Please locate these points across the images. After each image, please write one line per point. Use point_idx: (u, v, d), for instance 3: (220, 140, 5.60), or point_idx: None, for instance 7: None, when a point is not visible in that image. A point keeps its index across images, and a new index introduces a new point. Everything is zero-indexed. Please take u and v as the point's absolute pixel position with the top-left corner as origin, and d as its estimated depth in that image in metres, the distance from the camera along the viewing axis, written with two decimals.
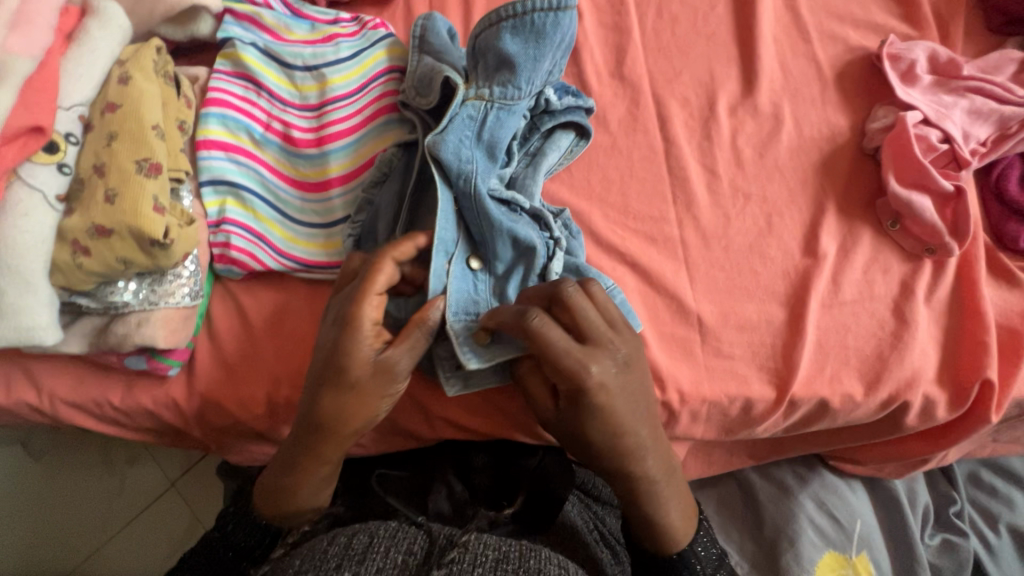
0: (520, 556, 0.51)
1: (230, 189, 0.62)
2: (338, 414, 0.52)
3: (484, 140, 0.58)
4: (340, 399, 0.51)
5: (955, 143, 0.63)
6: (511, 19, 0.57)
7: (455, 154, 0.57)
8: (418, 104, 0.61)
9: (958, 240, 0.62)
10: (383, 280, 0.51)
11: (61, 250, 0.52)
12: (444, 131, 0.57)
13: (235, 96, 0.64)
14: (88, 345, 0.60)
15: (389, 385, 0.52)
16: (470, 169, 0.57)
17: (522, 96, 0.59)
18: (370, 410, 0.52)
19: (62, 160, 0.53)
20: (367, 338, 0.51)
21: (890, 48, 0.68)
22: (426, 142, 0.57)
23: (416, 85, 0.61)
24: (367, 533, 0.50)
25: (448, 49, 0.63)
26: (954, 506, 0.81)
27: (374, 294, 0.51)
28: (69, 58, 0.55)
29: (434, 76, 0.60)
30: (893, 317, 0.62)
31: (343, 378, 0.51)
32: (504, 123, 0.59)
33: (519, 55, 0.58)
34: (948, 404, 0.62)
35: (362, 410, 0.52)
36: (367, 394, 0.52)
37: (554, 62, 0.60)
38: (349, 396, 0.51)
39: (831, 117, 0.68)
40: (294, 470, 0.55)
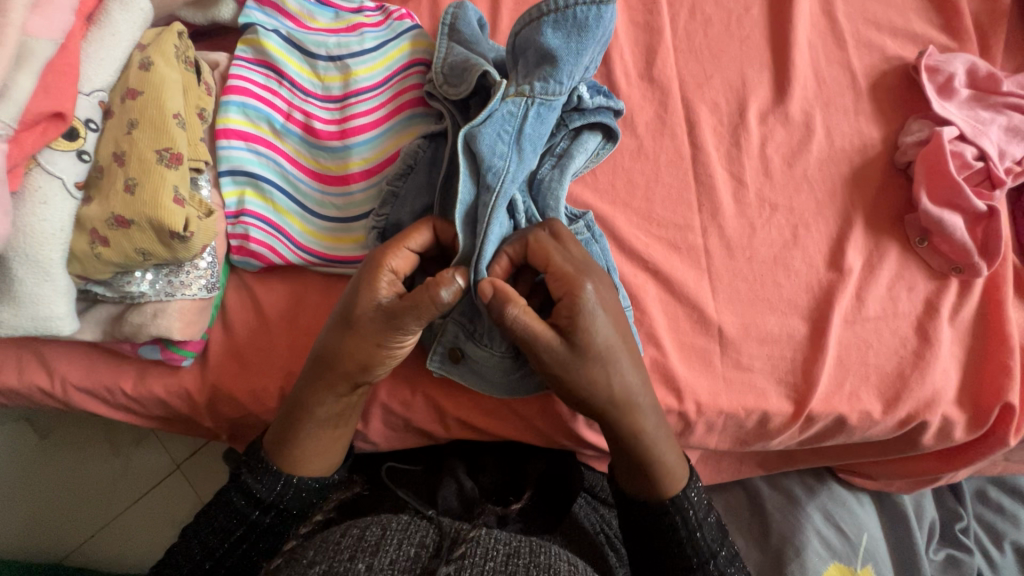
0: (531, 551, 0.51)
1: (250, 180, 0.61)
2: (336, 349, 0.53)
3: (523, 136, 0.56)
4: (344, 337, 0.53)
5: (990, 161, 0.61)
6: (553, 14, 0.56)
7: (490, 149, 0.55)
8: (447, 93, 0.59)
9: (987, 260, 0.61)
10: (417, 241, 0.55)
11: (79, 239, 0.51)
12: (482, 123, 0.55)
13: (256, 85, 0.63)
14: (103, 333, 0.59)
15: (388, 333, 0.52)
16: (502, 165, 0.55)
17: (562, 92, 0.57)
18: (364, 354, 0.53)
19: (81, 147, 0.52)
20: (381, 284, 0.53)
21: (928, 59, 0.66)
22: (463, 133, 0.54)
23: (445, 73, 0.59)
24: (381, 524, 0.50)
25: (478, 40, 0.62)
26: (960, 522, 0.81)
27: (403, 247, 0.54)
28: (90, 42, 0.53)
29: (468, 67, 0.58)
30: (916, 335, 0.62)
31: (350, 318, 0.53)
32: (545, 119, 0.57)
33: (562, 50, 0.56)
34: (966, 425, 0.62)
35: (357, 350, 0.53)
36: (365, 337, 0.52)
37: (593, 58, 0.59)
38: (350, 333, 0.53)
39: (863, 129, 0.67)
40: (298, 408, 0.55)
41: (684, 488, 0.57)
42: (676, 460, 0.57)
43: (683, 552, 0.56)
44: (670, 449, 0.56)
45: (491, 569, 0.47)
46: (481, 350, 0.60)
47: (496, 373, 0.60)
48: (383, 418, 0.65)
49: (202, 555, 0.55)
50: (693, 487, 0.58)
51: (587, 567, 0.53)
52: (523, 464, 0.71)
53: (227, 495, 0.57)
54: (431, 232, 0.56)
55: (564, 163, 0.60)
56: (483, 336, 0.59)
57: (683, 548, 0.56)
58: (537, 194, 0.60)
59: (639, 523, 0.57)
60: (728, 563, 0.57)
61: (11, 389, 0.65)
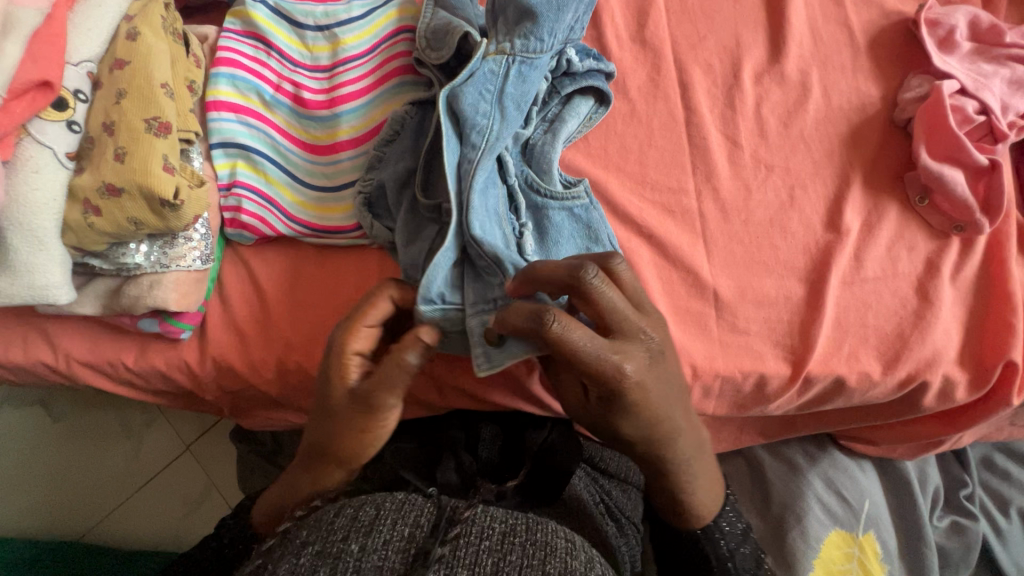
0: (527, 529, 0.48)
1: (241, 152, 0.62)
2: (325, 441, 0.51)
3: (506, 94, 0.56)
4: (324, 428, 0.51)
5: (992, 114, 0.60)
6: None
7: (473, 107, 0.55)
8: (430, 58, 0.59)
9: (990, 217, 0.60)
10: (375, 311, 0.51)
11: (72, 210, 0.52)
12: (463, 83, 0.56)
13: (245, 56, 0.62)
14: (102, 307, 0.60)
15: (369, 417, 0.49)
16: (485, 122, 0.55)
17: (542, 52, 0.57)
18: (352, 442, 0.50)
19: (71, 117, 0.53)
20: (349, 368, 0.50)
21: (928, 13, 0.65)
22: (444, 93, 0.55)
23: (428, 37, 0.59)
24: (377, 503, 0.47)
25: (464, 5, 0.61)
26: (965, 489, 0.80)
27: (361, 323, 0.50)
28: (77, 12, 0.54)
29: (450, 31, 0.58)
30: (916, 295, 0.61)
31: (330, 411, 0.50)
32: (526, 77, 0.57)
33: (541, 6, 0.57)
34: (968, 386, 0.61)
35: (344, 440, 0.50)
36: (348, 425, 0.50)
37: (577, 16, 0.59)
38: (333, 423, 0.50)
39: (861, 86, 0.65)
40: (293, 481, 0.56)
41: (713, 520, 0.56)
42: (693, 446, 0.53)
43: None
44: (701, 463, 0.54)
45: (487, 548, 0.45)
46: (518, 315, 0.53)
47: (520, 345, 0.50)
48: None
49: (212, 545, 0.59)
50: (726, 516, 0.58)
51: (584, 541, 0.51)
52: (522, 436, 0.71)
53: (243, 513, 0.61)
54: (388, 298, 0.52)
55: (552, 126, 0.60)
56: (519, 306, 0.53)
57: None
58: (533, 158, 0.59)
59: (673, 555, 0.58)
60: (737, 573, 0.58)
61: (17, 365, 0.66)
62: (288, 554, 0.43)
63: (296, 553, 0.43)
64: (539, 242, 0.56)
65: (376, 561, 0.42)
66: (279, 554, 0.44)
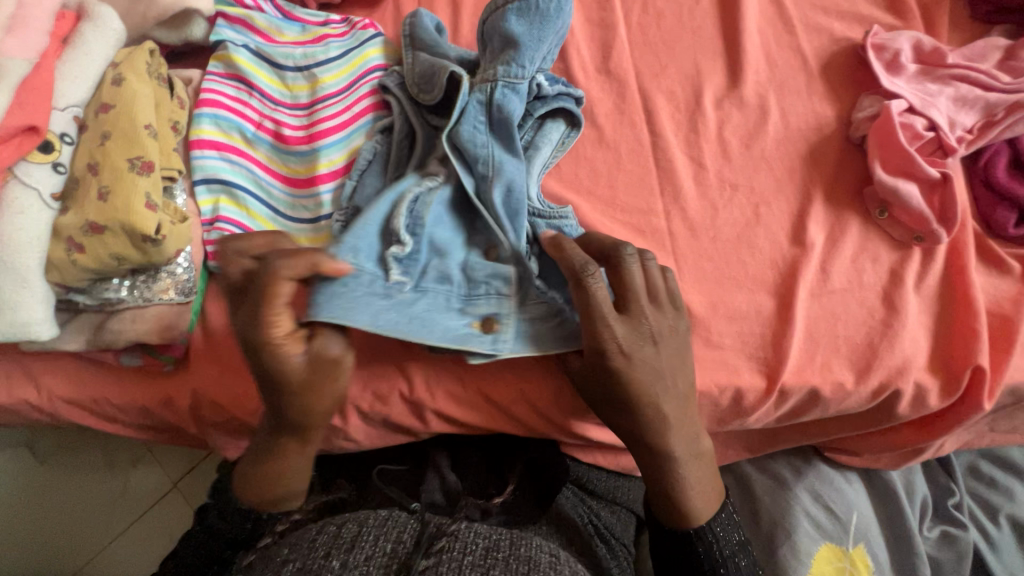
0: (511, 543, 0.48)
1: (223, 188, 0.63)
2: (298, 414, 0.50)
3: (495, 121, 0.59)
4: (292, 403, 0.49)
5: (940, 130, 0.63)
6: (516, 3, 0.61)
7: (471, 140, 0.58)
8: (421, 100, 0.64)
9: (947, 227, 0.62)
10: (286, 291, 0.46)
11: (56, 247, 0.53)
12: (458, 121, 0.59)
13: (227, 97, 0.65)
14: (85, 342, 0.61)
15: (336, 369, 0.49)
16: (485, 153, 0.58)
17: (524, 77, 0.61)
18: (327, 400, 0.50)
19: (57, 159, 0.54)
20: (286, 352, 0.47)
21: (874, 38, 0.68)
22: (444, 133, 0.58)
23: (417, 81, 0.64)
24: (358, 520, 0.48)
25: (439, 43, 0.66)
26: (953, 497, 0.80)
27: (274, 306, 0.46)
28: (65, 61, 0.56)
29: (436, 71, 0.62)
30: (884, 305, 0.62)
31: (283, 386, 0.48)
32: (508, 100, 0.60)
33: (524, 35, 0.61)
34: (940, 392, 0.62)
35: (317, 402, 0.50)
36: (317, 387, 0.49)
37: (551, 47, 0.65)
38: (301, 396, 0.49)
39: (817, 108, 0.68)
40: (279, 462, 0.54)
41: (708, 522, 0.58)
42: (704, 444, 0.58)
43: None
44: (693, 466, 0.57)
45: (470, 563, 0.44)
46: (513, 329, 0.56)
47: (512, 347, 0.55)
48: (361, 415, 0.66)
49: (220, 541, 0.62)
50: (720, 519, 0.59)
51: (569, 557, 0.51)
52: (507, 457, 0.72)
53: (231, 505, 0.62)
54: (288, 281, 0.46)
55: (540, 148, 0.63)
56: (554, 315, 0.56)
57: None
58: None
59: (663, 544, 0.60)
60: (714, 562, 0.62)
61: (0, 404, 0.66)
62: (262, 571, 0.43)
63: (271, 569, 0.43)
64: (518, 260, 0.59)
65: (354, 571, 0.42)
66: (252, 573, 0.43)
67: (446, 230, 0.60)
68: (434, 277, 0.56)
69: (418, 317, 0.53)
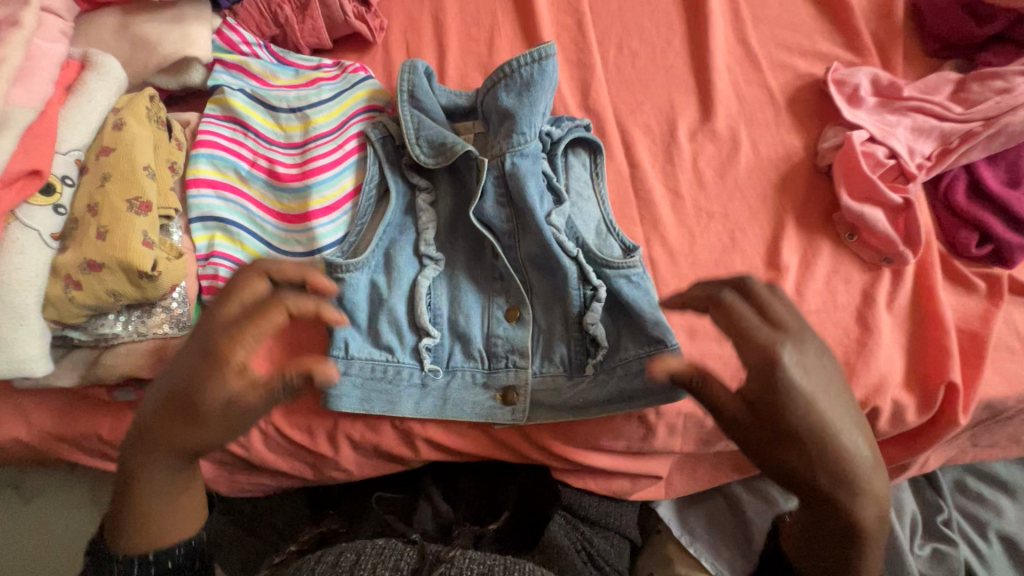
0: (506, 568, 0.49)
1: (219, 224, 0.65)
2: (186, 444, 0.48)
3: (513, 194, 0.65)
4: (186, 432, 0.47)
5: (901, 158, 0.66)
6: (503, 80, 0.66)
7: (494, 218, 0.66)
8: (427, 164, 0.67)
9: (912, 248, 0.65)
10: (275, 317, 0.47)
11: (54, 285, 0.55)
12: (483, 201, 0.66)
13: (223, 137, 0.68)
14: (79, 378, 0.61)
15: (240, 424, 0.47)
16: (494, 235, 0.67)
17: (530, 140, 0.65)
18: (217, 445, 0.48)
19: (57, 201, 0.56)
20: (231, 380, 0.46)
21: (834, 74, 0.72)
22: (472, 212, 0.66)
23: (422, 145, 0.67)
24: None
25: (433, 105, 0.70)
26: (941, 514, 0.81)
27: (253, 339, 0.46)
28: (68, 108, 0.59)
29: (441, 140, 0.66)
30: (858, 324, 0.65)
31: (192, 412, 0.46)
32: (522, 168, 0.65)
33: (516, 107, 0.65)
34: (917, 409, 0.63)
35: (204, 441, 0.48)
36: (218, 427, 0.47)
37: (547, 105, 0.67)
38: (196, 427, 0.47)
39: (785, 139, 0.72)
40: (168, 492, 0.51)
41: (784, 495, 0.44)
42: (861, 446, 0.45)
43: None
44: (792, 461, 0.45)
45: None
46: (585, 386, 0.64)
47: (597, 399, 0.62)
48: (353, 444, 0.66)
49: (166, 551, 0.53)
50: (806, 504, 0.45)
51: None
52: (499, 483, 0.74)
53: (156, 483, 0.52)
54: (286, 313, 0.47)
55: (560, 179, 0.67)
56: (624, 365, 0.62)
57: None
58: (530, 230, 0.65)
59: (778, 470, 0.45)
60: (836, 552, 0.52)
61: None
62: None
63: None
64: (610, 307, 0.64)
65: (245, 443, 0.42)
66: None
67: (501, 277, 0.67)
68: (459, 356, 0.65)
69: (452, 398, 0.64)
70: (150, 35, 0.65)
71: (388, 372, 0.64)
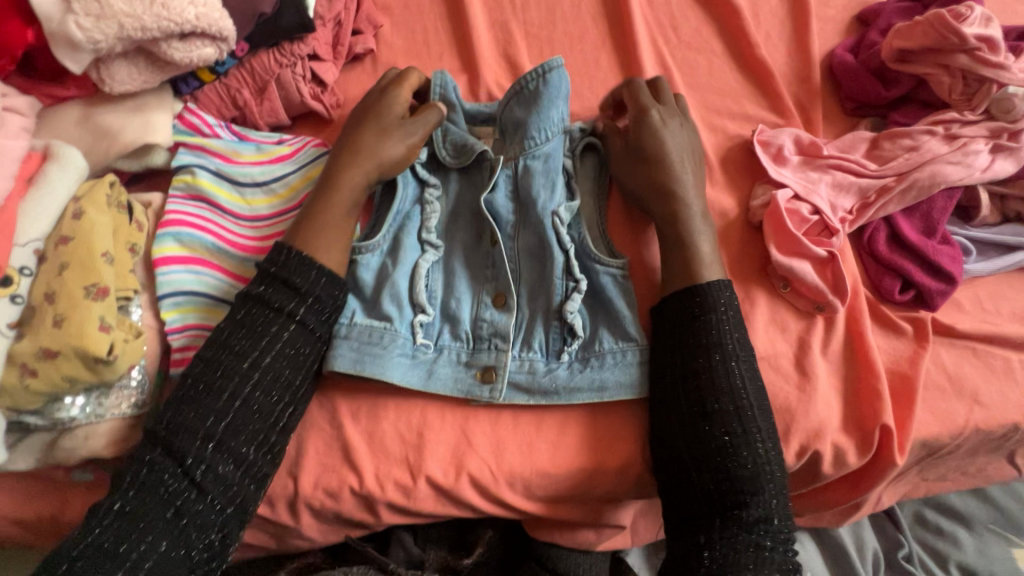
0: None
1: (190, 298, 0.67)
2: (342, 175, 0.68)
3: (516, 196, 0.72)
4: (336, 198, 0.67)
5: (823, 214, 0.71)
6: (516, 92, 0.72)
7: (503, 208, 0.72)
8: (452, 164, 0.74)
9: (841, 297, 0.70)
10: (411, 82, 0.74)
11: (10, 373, 0.57)
12: (495, 192, 0.72)
13: (189, 215, 0.70)
14: (37, 460, 0.62)
15: (409, 137, 0.70)
16: (498, 217, 0.72)
17: (542, 143, 0.71)
18: (390, 150, 0.69)
19: (15, 291, 0.58)
20: (397, 95, 0.73)
21: (760, 135, 0.78)
22: (483, 200, 0.71)
23: (450, 149, 0.74)
24: (294, 410, 0.63)
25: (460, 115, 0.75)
26: (903, 549, 0.82)
27: (403, 97, 0.73)
28: (28, 200, 0.62)
29: (467, 145, 0.73)
30: (796, 371, 0.68)
31: (345, 164, 0.68)
32: (532, 168, 0.71)
33: (529, 117, 0.71)
34: (856, 450, 0.66)
35: (376, 139, 0.69)
36: (388, 136, 0.70)
37: (560, 112, 0.72)
38: (334, 191, 0.67)
39: (720, 196, 0.77)
40: (353, 207, 0.68)
41: (750, 436, 0.60)
42: (710, 253, 0.67)
43: (746, 485, 0.59)
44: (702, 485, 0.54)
45: None
46: (559, 372, 0.66)
47: (610, 391, 0.65)
48: (314, 512, 0.67)
49: (163, 502, 0.55)
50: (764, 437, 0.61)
51: None
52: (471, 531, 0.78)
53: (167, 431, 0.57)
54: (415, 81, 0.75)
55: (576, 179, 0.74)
56: (598, 356, 0.66)
57: (749, 473, 0.59)
58: (530, 222, 0.71)
59: (666, 310, 0.65)
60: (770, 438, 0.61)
61: None
62: (162, 504, 0.54)
63: (173, 467, 0.56)
64: (590, 307, 0.69)
65: (254, 357, 0.60)
66: (150, 469, 0.56)
67: (492, 268, 0.70)
68: (448, 336, 0.68)
69: (437, 372, 0.67)
70: (112, 125, 0.69)
71: (383, 338, 0.65)
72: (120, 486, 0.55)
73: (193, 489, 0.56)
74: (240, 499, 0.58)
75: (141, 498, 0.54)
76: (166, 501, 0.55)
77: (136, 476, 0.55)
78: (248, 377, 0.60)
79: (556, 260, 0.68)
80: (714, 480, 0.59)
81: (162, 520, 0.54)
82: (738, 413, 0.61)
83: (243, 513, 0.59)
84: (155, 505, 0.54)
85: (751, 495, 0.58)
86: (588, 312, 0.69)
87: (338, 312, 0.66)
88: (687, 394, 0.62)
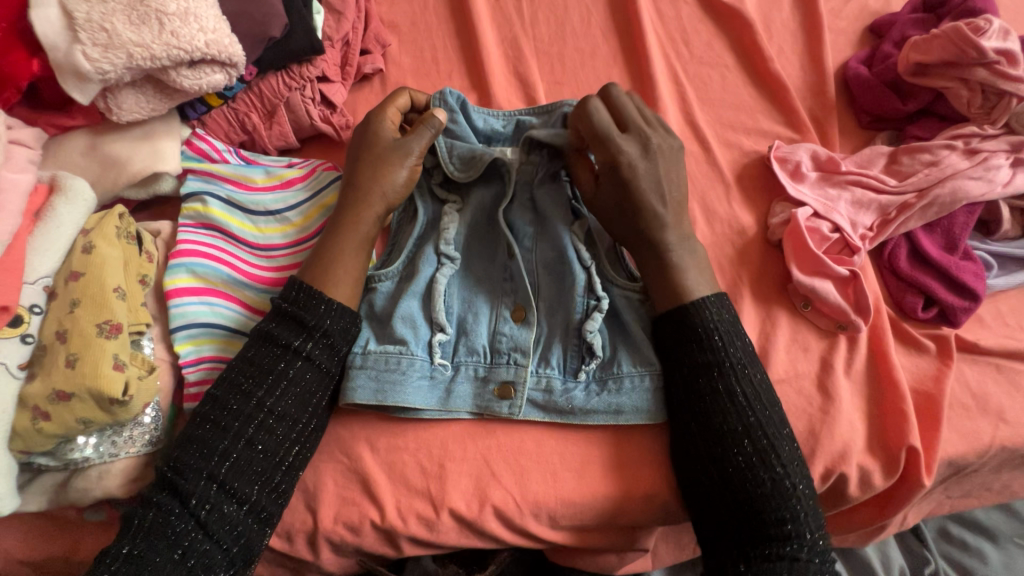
0: None
1: (205, 330, 0.66)
2: (353, 208, 0.66)
3: (532, 212, 0.72)
4: (348, 233, 0.66)
5: (844, 232, 0.71)
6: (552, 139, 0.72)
7: (517, 221, 0.71)
8: (459, 177, 0.71)
9: (863, 316, 0.69)
10: (401, 99, 0.72)
11: (22, 416, 0.55)
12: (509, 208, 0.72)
13: (200, 245, 0.68)
14: (48, 501, 0.61)
15: (408, 154, 0.68)
16: (511, 230, 0.71)
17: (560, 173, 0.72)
18: (394, 173, 0.68)
19: (26, 331, 0.57)
20: (388, 115, 0.70)
21: (777, 151, 0.77)
22: (501, 213, 0.70)
23: (456, 163, 0.71)
24: (300, 448, 0.61)
25: (466, 133, 0.72)
26: (929, 565, 0.81)
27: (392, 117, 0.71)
28: (36, 236, 0.60)
29: (476, 157, 0.70)
30: (819, 393, 0.67)
31: (355, 194, 0.67)
32: (550, 190, 0.72)
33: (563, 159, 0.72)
34: (883, 472, 0.66)
35: (382, 164, 0.68)
36: (389, 158, 0.68)
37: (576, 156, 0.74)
38: (347, 225, 0.66)
39: (737, 214, 0.76)
40: (366, 241, 0.66)
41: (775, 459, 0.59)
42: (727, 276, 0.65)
43: (774, 509, 0.58)
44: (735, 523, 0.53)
45: None
46: (575, 392, 0.65)
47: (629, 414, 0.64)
48: (333, 547, 0.65)
49: (171, 544, 0.53)
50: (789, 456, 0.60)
51: None
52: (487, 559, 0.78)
53: (178, 470, 0.56)
54: (407, 97, 0.73)
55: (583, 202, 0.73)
56: (615, 379, 0.65)
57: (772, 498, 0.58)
58: (548, 236, 0.70)
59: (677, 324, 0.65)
60: (795, 460, 0.60)
61: None
62: (168, 548, 0.53)
63: (179, 509, 0.55)
64: (610, 331, 0.68)
65: (260, 393, 0.59)
66: (158, 510, 0.54)
67: (509, 277, 0.70)
68: (463, 351, 0.67)
69: (456, 390, 0.65)
70: (119, 153, 0.67)
71: (401, 363, 0.64)
72: (129, 528, 0.54)
73: (200, 530, 0.55)
74: (245, 539, 0.57)
75: (147, 540, 0.53)
76: (174, 544, 0.53)
77: (144, 518, 0.54)
78: (256, 414, 0.59)
79: (575, 272, 0.68)
80: (741, 502, 0.59)
81: (168, 562, 0.53)
82: (762, 436, 0.60)
83: (248, 552, 0.57)
84: (160, 548, 0.53)
85: (780, 519, 0.58)
86: (607, 331, 0.68)
87: (350, 343, 0.64)
88: (704, 419, 0.61)
